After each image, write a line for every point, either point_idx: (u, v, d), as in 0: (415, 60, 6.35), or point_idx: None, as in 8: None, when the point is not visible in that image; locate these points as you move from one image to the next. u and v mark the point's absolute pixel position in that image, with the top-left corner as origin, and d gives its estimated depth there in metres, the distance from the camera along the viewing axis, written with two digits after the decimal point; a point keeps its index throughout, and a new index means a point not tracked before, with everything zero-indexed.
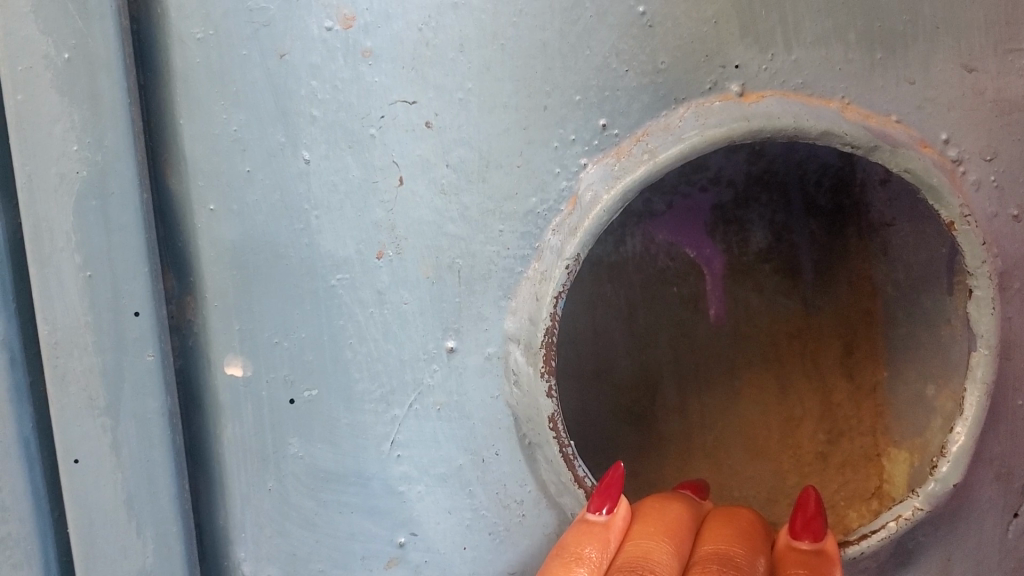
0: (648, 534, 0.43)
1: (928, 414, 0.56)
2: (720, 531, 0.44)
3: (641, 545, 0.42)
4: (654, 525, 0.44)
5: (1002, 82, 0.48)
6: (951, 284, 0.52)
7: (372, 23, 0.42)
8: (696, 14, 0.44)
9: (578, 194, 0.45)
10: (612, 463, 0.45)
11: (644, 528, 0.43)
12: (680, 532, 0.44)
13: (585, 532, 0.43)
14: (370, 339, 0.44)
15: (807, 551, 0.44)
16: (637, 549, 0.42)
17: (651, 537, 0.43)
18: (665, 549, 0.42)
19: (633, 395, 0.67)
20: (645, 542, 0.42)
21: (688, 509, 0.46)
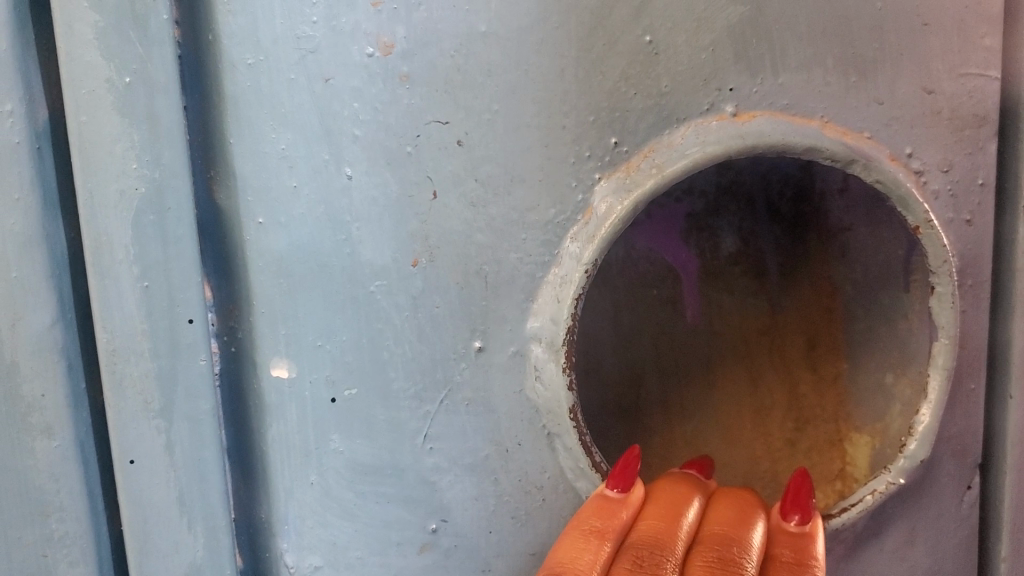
0: (658, 515, 0.48)
1: (888, 401, 0.63)
2: (722, 513, 0.49)
3: (654, 527, 0.47)
4: (665, 507, 0.48)
5: (955, 103, 0.54)
6: (909, 281, 0.60)
7: (409, 50, 0.45)
8: (695, 42, 0.49)
9: (592, 205, 0.49)
10: (629, 446, 0.50)
11: (655, 510, 0.48)
12: (688, 513, 0.48)
13: (603, 506, 0.48)
14: (405, 340, 0.48)
15: (794, 532, 0.50)
16: (649, 529, 0.47)
17: (662, 520, 0.47)
18: (674, 531, 0.47)
19: (620, 391, 0.72)
20: (656, 523, 0.47)
21: (695, 489, 0.50)
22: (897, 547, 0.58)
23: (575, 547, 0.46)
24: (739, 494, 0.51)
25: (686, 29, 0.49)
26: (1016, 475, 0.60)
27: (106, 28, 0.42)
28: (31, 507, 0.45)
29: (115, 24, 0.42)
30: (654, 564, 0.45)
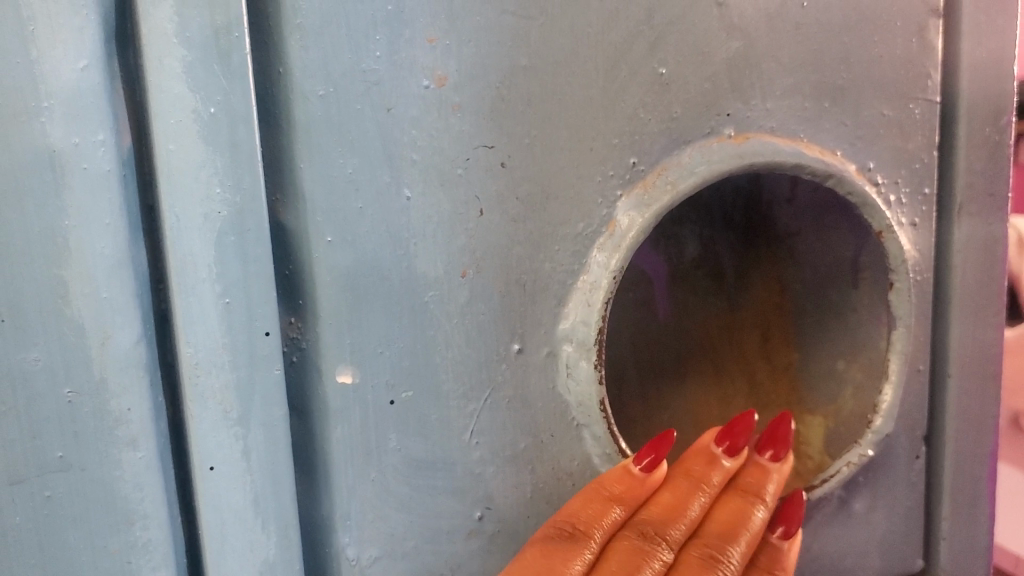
0: (669, 501, 0.55)
1: (840, 385, 0.71)
2: (729, 512, 0.55)
3: (663, 511, 0.54)
4: (678, 495, 0.55)
5: (902, 123, 0.64)
6: (856, 279, 0.68)
7: (460, 81, 0.50)
8: (700, 74, 0.56)
9: (615, 219, 0.55)
10: (664, 431, 0.55)
11: (667, 497, 0.55)
12: (697, 503, 0.55)
13: (624, 478, 0.54)
14: (454, 344, 0.53)
15: (775, 543, 0.57)
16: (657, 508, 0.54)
17: (671, 507, 0.54)
18: (678, 519, 0.54)
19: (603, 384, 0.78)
20: (665, 507, 0.54)
21: (714, 482, 0.56)
22: (863, 512, 0.66)
23: (587, 504, 0.53)
24: (750, 486, 0.57)
25: (692, 62, 0.56)
26: (954, 444, 0.69)
27: (193, 61, 0.45)
28: (117, 517, 0.48)
29: (201, 59, 0.46)
30: (653, 540, 0.53)
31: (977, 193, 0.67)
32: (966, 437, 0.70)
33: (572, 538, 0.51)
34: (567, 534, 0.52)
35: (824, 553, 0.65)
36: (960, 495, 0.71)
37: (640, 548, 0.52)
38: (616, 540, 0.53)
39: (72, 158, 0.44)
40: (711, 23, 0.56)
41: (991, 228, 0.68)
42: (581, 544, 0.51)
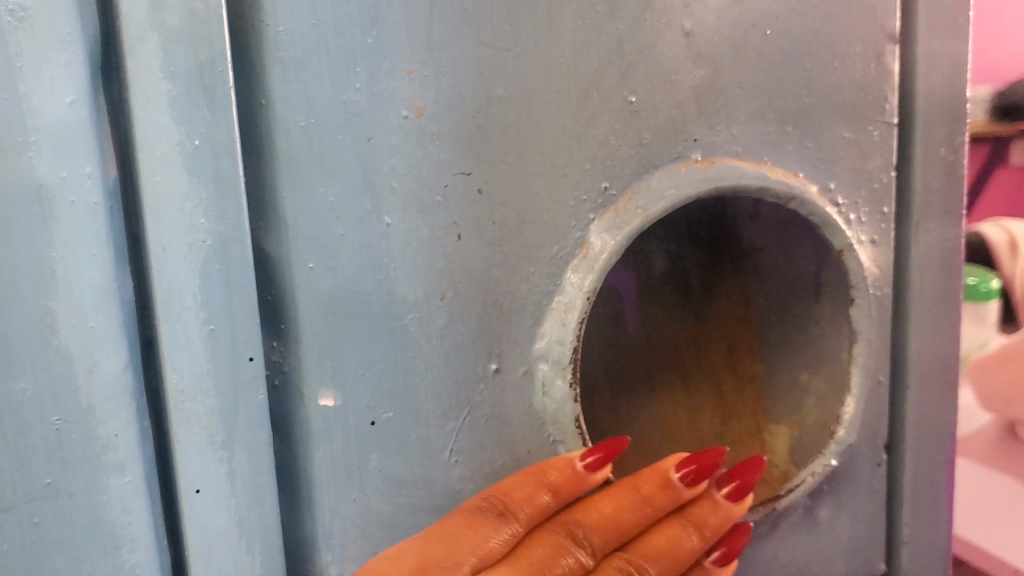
0: (608, 507, 0.55)
1: (803, 395, 0.73)
2: (662, 541, 0.56)
3: (599, 516, 0.54)
4: (620, 502, 0.55)
5: (861, 145, 0.66)
6: (818, 292, 0.70)
7: (437, 111, 0.52)
8: (669, 100, 0.58)
9: (588, 241, 0.57)
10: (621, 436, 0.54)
11: (609, 504, 0.55)
12: (636, 518, 0.55)
13: (571, 477, 0.53)
14: (433, 365, 0.54)
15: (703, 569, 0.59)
16: (597, 512, 0.54)
17: (609, 515, 0.54)
18: (610, 526, 0.54)
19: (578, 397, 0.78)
20: (603, 513, 0.54)
21: (659, 506, 0.55)
22: (827, 519, 0.69)
23: (526, 486, 0.53)
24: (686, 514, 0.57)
25: (661, 89, 0.58)
26: (913, 452, 0.72)
27: (178, 95, 0.47)
28: (105, 541, 0.49)
29: (185, 93, 0.47)
30: (578, 541, 0.53)
31: (934, 211, 0.70)
32: (924, 445, 0.72)
33: (500, 517, 0.51)
34: (498, 512, 0.52)
35: (790, 560, 0.68)
36: (919, 501, 0.73)
37: (562, 545, 0.53)
38: (545, 530, 0.53)
39: (60, 192, 0.45)
40: (679, 51, 0.58)
41: (947, 244, 0.71)
42: (505, 523, 0.51)
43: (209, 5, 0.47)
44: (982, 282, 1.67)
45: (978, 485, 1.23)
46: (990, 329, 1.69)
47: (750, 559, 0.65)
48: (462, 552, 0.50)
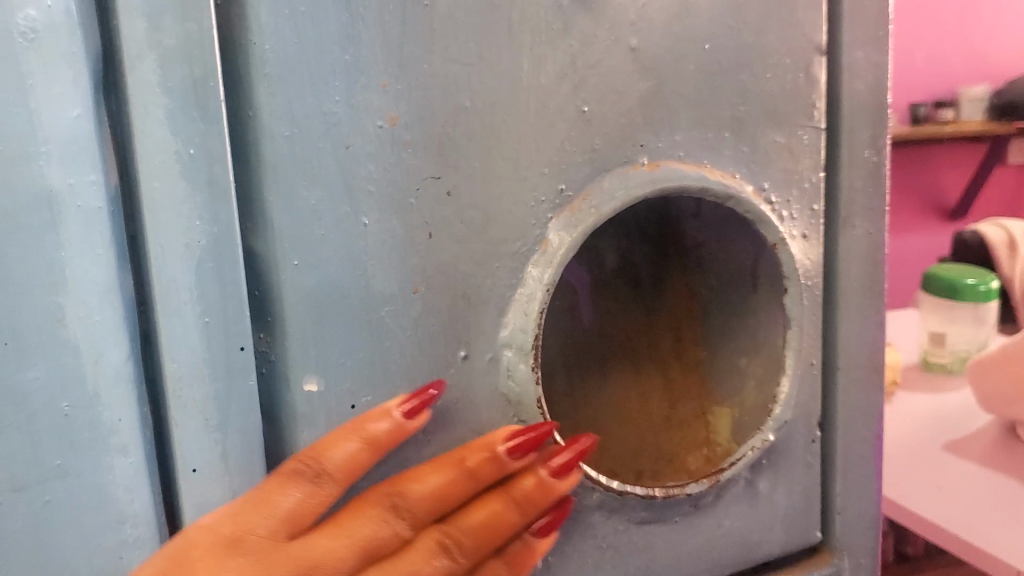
0: (384, 493, 0.56)
1: (742, 379, 0.80)
2: (472, 521, 0.58)
3: (404, 486, 0.56)
4: (395, 485, 0.56)
5: (792, 148, 0.73)
6: (754, 284, 0.77)
7: (409, 121, 0.57)
8: (618, 110, 0.64)
9: (547, 238, 0.62)
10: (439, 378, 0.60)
11: (429, 475, 0.57)
12: (405, 503, 0.56)
13: (396, 435, 0.56)
14: (407, 353, 0.60)
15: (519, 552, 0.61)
16: (420, 482, 0.56)
17: (407, 492, 0.56)
18: (407, 500, 0.56)
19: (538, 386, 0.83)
20: (407, 492, 0.56)
21: (484, 478, 0.57)
22: (766, 490, 0.75)
23: (339, 446, 0.54)
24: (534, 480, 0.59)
25: (611, 99, 0.64)
26: (843, 428, 0.79)
27: (174, 108, 0.51)
28: (109, 517, 0.53)
29: (181, 106, 0.51)
30: (397, 509, 0.55)
31: (859, 208, 0.76)
32: (854, 422, 0.79)
33: (303, 476, 0.53)
34: (311, 473, 0.54)
35: (733, 529, 0.74)
36: (849, 473, 0.80)
37: (377, 513, 0.55)
38: (370, 500, 0.56)
39: (67, 197, 0.50)
40: (626, 65, 0.64)
41: (872, 238, 0.77)
42: (323, 481, 0.54)
43: (202, 26, 0.51)
44: (983, 281, 1.69)
45: (976, 479, 1.24)
46: (992, 328, 1.72)
47: (695, 526, 0.72)
48: (264, 518, 0.52)
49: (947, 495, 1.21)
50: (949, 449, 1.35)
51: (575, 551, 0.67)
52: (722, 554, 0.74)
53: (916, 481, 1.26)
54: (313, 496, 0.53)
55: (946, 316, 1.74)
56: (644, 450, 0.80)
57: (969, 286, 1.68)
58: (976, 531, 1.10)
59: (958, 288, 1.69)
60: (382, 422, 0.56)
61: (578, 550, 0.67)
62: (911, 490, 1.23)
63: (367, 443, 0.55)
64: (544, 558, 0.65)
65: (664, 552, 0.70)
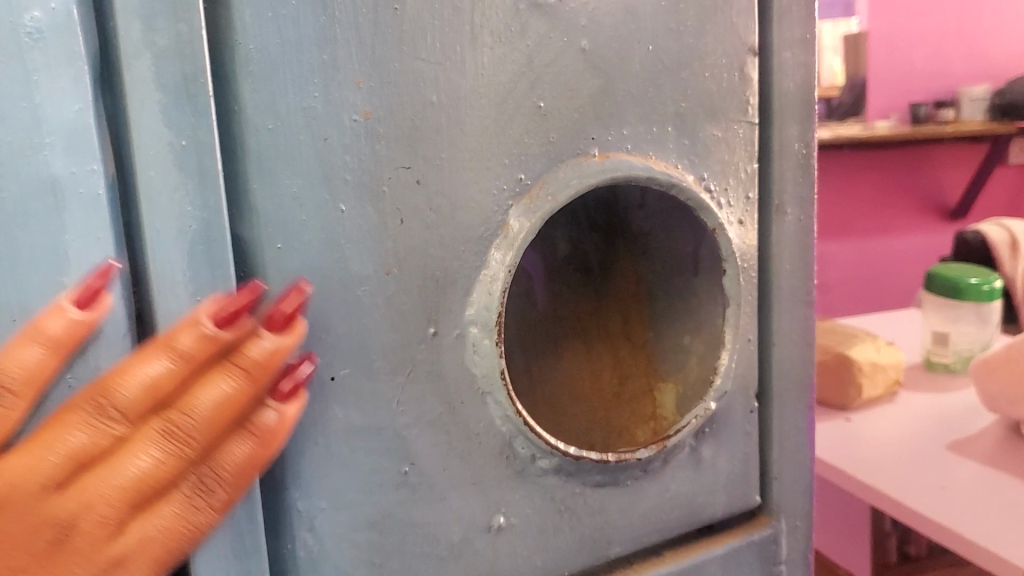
0: (170, 397, 0.53)
1: (686, 355, 0.85)
2: (247, 406, 0.56)
3: (183, 390, 0.54)
4: (189, 384, 0.54)
5: (729, 141, 0.79)
6: (695, 268, 0.84)
7: (381, 115, 0.62)
8: (571, 105, 0.70)
9: (508, 223, 0.68)
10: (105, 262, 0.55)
11: (203, 388, 0.54)
12: (195, 399, 0.53)
13: (199, 341, 0.53)
14: (381, 329, 0.64)
15: (273, 422, 0.57)
16: (192, 391, 0.54)
17: (185, 385, 0.54)
18: (179, 407, 0.53)
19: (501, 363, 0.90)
20: (188, 390, 0.54)
21: (257, 376, 0.55)
22: (709, 456, 0.82)
23: (131, 373, 0.52)
24: (218, 352, 0.54)
25: (564, 96, 0.69)
26: (778, 399, 0.86)
27: (167, 103, 0.56)
28: None
29: (174, 101, 0.56)
30: (174, 420, 0.53)
31: (789, 196, 0.84)
32: (788, 394, 0.86)
33: (96, 406, 0.51)
34: (98, 404, 0.51)
35: (680, 493, 0.80)
36: (784, 441, 0.87)
37: (162, 429, 0.53)
38: (144, 425, 0.53)
39: (70, 185, 0.54)
40: (577, 64, 0.70)
41: (801, 224, 0.85)
42: (105, 411, 0.52)
43: (192, 27, 0.56)
44: (986, 281, 1.63)
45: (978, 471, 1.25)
46: (996, 327, 1.67)
47: (645, 490, 0.78)
48: (49, 458, 0.50)
49: (951, 494, 1.19)
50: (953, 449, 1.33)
51: (535, 512, 0.72)
52: (670, 517, 0.80)
53: (905, 475, 1.26)
54: (98, 436, 0.52)
55: (948, 315, 1.68)
56: (596, 423, 0.86)
57: (972, 285, 1.62)
58: (986, 533, 1.08)
59: (959, 288, 1.63)
60: (56, 319, 0.53)
61: (539, 512, 0.72)
62: (895, 482, 1.24)
63: (177, 359, 0.53)
64: (507, 519, 0.71)
65: (616, 514, 0.76)
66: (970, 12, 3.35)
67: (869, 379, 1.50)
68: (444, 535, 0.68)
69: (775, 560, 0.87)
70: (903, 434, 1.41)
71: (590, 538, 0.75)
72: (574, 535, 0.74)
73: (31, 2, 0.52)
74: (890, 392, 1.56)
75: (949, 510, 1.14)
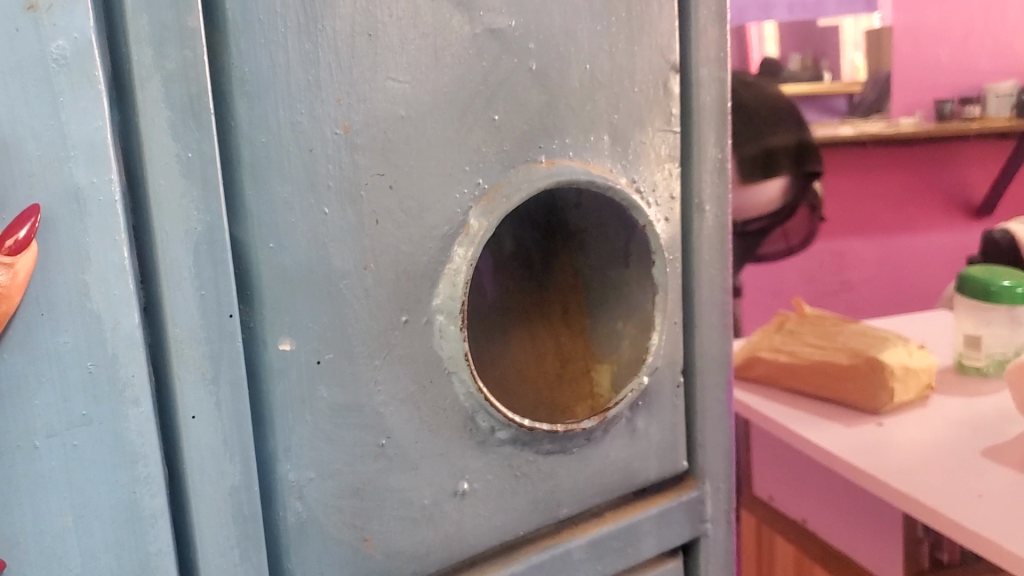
0: None
1: (619, 339, 0.96)
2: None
3: None
4: None
5: (656, 148, 0.90)
6: (626, 260, 0.95)
7: (359, 128, 0.71)
8: (522, 119, 0.79)
9: (468, 222, 0.77)
10: (32, 203, 0.58)
11: None
12: None
13: None
14: (360, 317, 0.73)
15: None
16: None
17: None
18: None
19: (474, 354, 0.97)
20: None
21: None
22: (644, 426, 0.92)
23: None
24: None
25: (515, 110, 0.79)
26: (700, 375, 0.97)
27: (175, 120, 0.63)
28: (125, 457, 0.64)
29: (181, 118, 0.63)
30: None
31: (708, 197, 0.95)
32: (709, 370, 0.97)
33: None
34: None
35: (618, 459, 0.90)
36: (707, 413, 0.98)
37: None
38: None
39: (90, 193, 0.61)
40: (527, 83, 0.79)
41: (719, 221, 0.96)
42: None
43: (196, 53, 0.63)
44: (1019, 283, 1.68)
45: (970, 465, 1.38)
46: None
47: (588, 457, 0.88)
48: None
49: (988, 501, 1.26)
50: (985, 456, 1.40)
51: (495, 478, 0.81)
52: (609, 481, 0.90)
53: (928, 476, 1.35)
54: None
55: (981, 318, 1.76)
56: (541, 400, 0.94)
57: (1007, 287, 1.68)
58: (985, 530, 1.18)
59: (993, 290, 1.69)
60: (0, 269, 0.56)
61: (498, 478, 0.81)
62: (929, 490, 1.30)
63: None
64: (470, 485, 0.80)
65: (565, 478, 0.86)
66: (993, 7, 3.78)
67: (902, 383, 1.57)
68: (417, 500, 0.77)
69: (701, 518, 0.98)
70: (934, 441, 1.47)
71: (542, 501, 0.85)
72: (528, 498, 0.84)
73: (57, 32, 0.58)
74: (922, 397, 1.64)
75: (983, 520, 1.20)
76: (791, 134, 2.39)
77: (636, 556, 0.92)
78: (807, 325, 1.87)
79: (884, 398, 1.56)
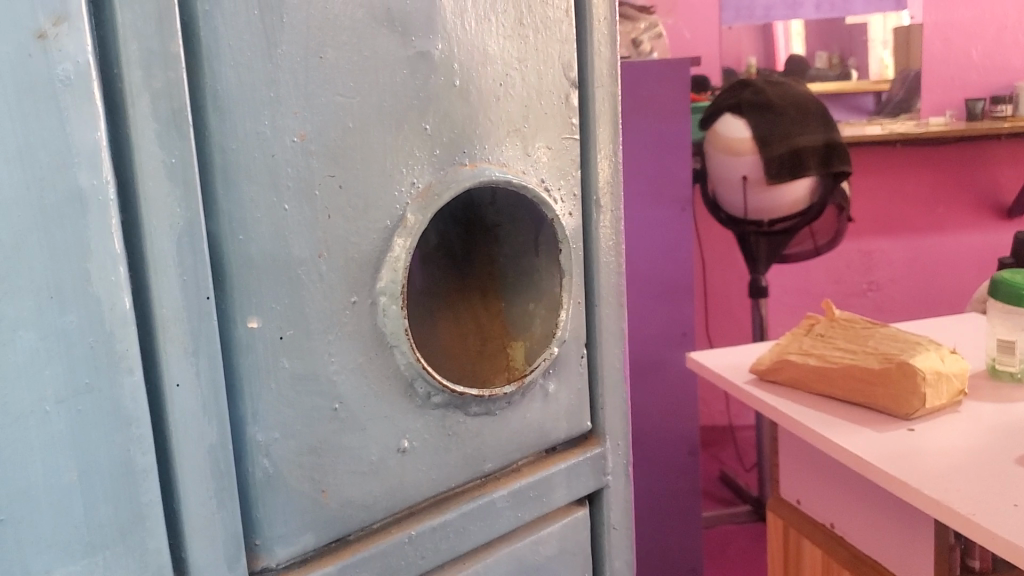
0: None
1: (530, 320, 1.11)
2: None
3: None
4: None
5: (560, 152, 1.04)
6: (537, 249, 1.10)
7: (312, 136, 0.83)
8: (449, 127, 0.93)
9: (405, 216, 0.90)
10: None
11: None
12: None
13: None
14: (315, 299, 0.85)
15: None
16: None
17: None
18: None
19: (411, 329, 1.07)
20: None
21: None
22: (554, 392, 1.07)
23: None
24: None
25: (443, 121, 0.92)
26: (601, 348, 1.12)
27: (161, 131, 0.74)
28: (120, 420, 0.74)
29: (166, 130, 0.74)
30: None
31: (604, 194, 1.10)
32: (609, 344, 1.13)
33: None
34: None
35: (533, 420, 1.04)
36: (608, 381, 1.13)
37: None
38: None
39: (92, 193, 0.71)
40: (453, 97, 0.93)
41: (613, 214, 1.11)
42: None
43: (177, 74, 0.74)
44: None
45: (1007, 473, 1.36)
46: None
47: (508, 419, 1.02)
48: None
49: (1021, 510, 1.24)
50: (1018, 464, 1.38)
51: (430, 437, 0.94)
52: (526, 440, 1.04)
53: (970, 477, 1.35)
54: None
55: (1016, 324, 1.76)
56: (465, 371, 1.08)
57: None
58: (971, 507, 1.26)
59: None
60: None
61: (432, 436, 0.95)
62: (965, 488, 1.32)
63: None
64: (410, 442, 0.93)
65: (489, 437, 1.00)
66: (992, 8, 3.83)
67: (936, 388, 1.58)
68: (366, 456, 0.90)
69: (604, 471, 1.13)
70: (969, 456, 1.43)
71: (470, 456, 0.98)
72: (458, 454, 0.97)
73: (64, 57, 0.69)
74: (953, 404, 1.64)
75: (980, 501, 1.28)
76: (817, 134, 2.51)
77: (550, 504, 1.07)
78: (836, 333, 1.91)
79: (918, 403, 1.57)
